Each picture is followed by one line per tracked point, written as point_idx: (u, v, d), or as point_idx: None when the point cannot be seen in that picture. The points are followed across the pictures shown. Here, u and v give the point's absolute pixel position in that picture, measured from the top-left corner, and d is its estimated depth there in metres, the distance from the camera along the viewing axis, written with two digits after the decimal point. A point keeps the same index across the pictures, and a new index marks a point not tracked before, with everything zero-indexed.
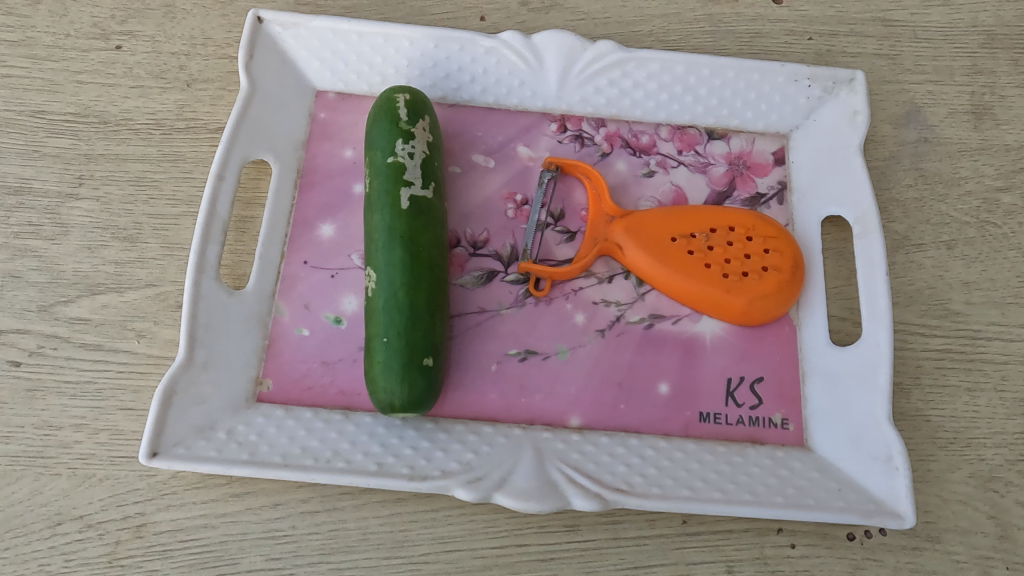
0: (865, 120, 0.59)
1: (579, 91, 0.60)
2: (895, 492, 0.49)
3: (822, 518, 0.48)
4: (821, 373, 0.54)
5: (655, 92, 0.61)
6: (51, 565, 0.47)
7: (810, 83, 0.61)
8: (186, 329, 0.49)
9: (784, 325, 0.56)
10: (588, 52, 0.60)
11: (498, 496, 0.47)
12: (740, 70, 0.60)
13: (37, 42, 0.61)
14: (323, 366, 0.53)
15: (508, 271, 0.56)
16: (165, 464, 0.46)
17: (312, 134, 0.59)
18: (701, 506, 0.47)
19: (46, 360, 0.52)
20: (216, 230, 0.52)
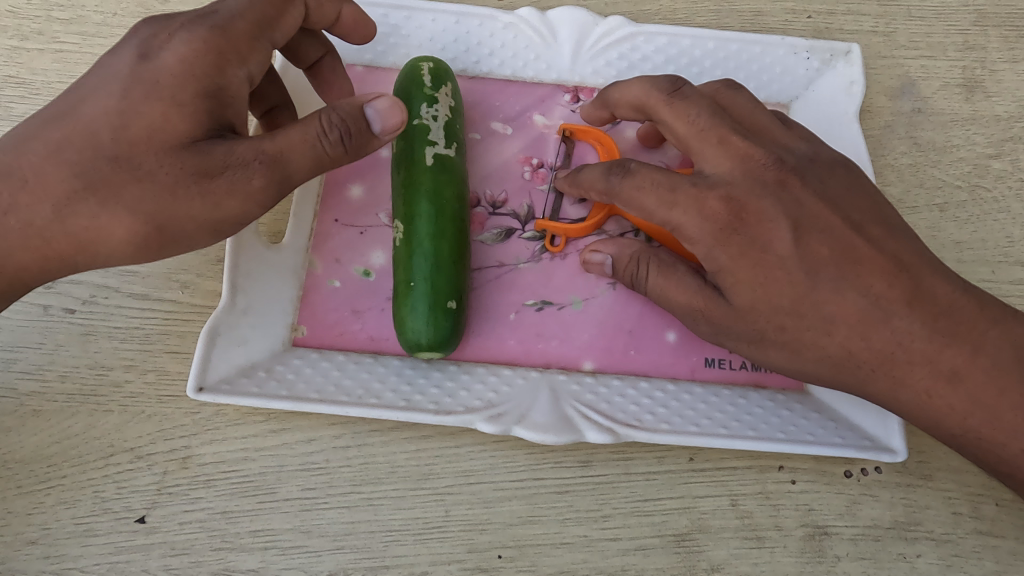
0: (861, 90, 0.63)
1: (591, 63, 0.64)
2: (887, 428, 0.53)
3: (819, 451, 0.52)
4: None
5: (662, 64, 0.65)
6: (105, 491, 0.51)
7: (809, 55, 0.65)
8: (229, 277, 0.54)
9: None
10: (599, 27, 0.65)
11: (517, 428, 0.51)
12: (742, 44, 0.65)
13: (86, 20, 0.66)
14: (354, 314, 0.56)
15: (525, 229, 0.60)
16: (211, 398, 0.51)
17: None
18: (706, 440, 0.51)
19: (98, 308, 0.56)
20: None
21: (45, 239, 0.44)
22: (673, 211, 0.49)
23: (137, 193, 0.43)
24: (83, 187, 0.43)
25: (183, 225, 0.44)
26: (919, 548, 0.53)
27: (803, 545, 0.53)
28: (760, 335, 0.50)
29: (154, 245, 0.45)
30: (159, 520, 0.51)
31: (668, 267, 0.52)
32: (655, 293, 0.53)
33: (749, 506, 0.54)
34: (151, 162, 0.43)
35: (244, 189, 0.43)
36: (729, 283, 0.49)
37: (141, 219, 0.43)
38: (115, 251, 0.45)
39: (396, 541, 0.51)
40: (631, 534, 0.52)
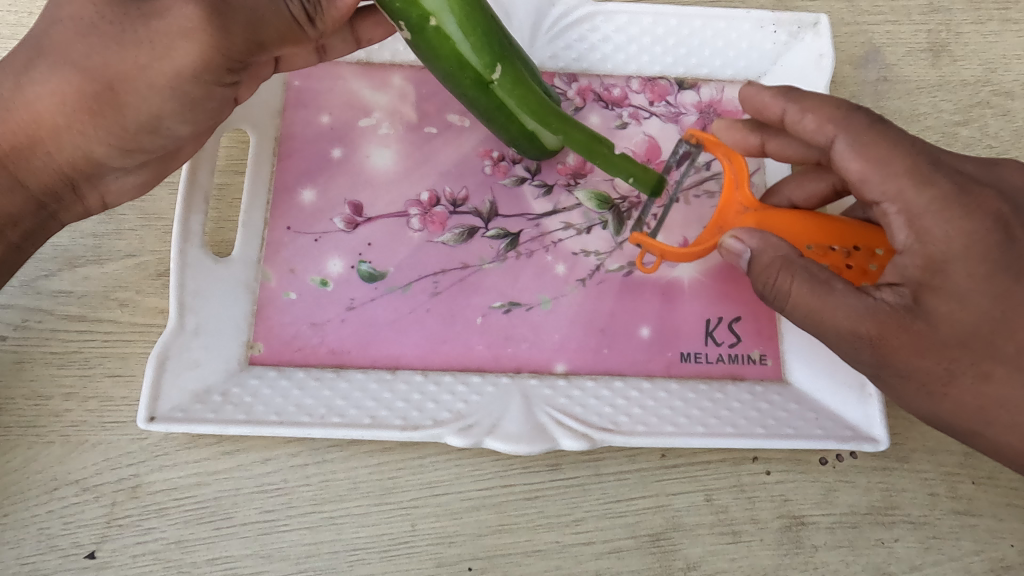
0: (831, 63, 0.60)
1: (549, 48, 0.61)
2: (867, 417, 0.52)
3: (800, 445, 0.51)
4: None
5: (624, 45, 0.62)
6: (50, 528, 0.48)
7: (775, 28, 0.62)
8: (175, 297, 0.51)
9: None
10: (557, 7, 0.61)
11: (488, 440, 0.49)
12: (706, 19, 0.62)
13: (0, 21, 0.61)
14: (313, 327, 0.54)
15: (488, 227, 0.58)
16: (164, 427, 0.49)
17: (287, 102, 0.59)
18: (683, 441, 0.50)
19: (31, 334, 0.53)
20: (199, 199, 0.53)
21: (10, 122, 0.45)
22: (919, 190, 0.42)
23: (76, 45, 0.43)
24: (35, 56, 0.44)
25: (133, 79, 0.43)
26: (897, 532, 0.52)
27: (780, 537, 0.52)
28: (943, 376, 0.43)
29: (119, 113, 0.45)
30: (110, 554, 0.48)
31: (824, 282, 0.43)
32: (807, 306, 0.44)
33: (724, 501, 0.52)
34: (78, 17, 0.43)
35: (179, 23, 0.42)
36: (929, 304, 0.42)
37: (90, 78, 0.43)
38: (93, 119, 0.45)
39: (362, 559, 0.49)
40: (605, 537, 0.51)
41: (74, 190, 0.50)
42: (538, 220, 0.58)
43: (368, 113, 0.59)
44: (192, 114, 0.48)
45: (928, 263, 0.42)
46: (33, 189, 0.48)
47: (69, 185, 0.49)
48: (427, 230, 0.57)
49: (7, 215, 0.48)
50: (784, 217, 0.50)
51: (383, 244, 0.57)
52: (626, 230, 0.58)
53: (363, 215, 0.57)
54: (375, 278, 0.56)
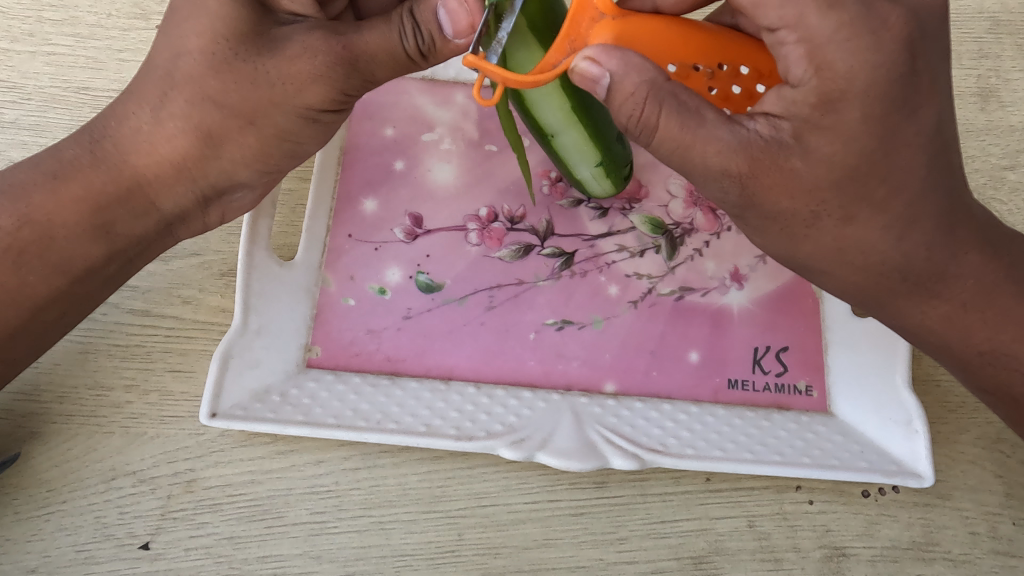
0: None
1: None
2: (915, 453, 0.52)
3: (847, 477, 0.51)
4: (841, 343, 0.57)
5: None
6: (106, 517, 0.49)
7: None
8: (241, 297, 0.53)
9: (807, 297, 0.59)
10: None
11: (541, 454, 0.50)
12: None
13: (80, 21, 0.63)
14: (370, 334, 0.55)
15: (544, 245, 0.59)
16: (225, 424, 0.49)
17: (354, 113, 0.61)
18: (733, 466, 0.51)
19: (97, 325, 0.54)
20: (269, 204, 0.56)
21: (149, 152, 0.46)
22: (821, 14, 0.37)
23: (211, 81, 0.43)
24: (167, 86, 0.44)
25: (274, 118, 0.44)
26: (936, 568, 0.52)
27: (821, 566, 0.52)
28: (807, 218, 0.42)
29: (255, 139, 0.45)
30: (163, 547, 0.49)
31: (693, 113, 0.38)
32: (674, 142, 0.39)
33: (766, 527, 0.53)
34: (207, 50, 0.42)
35: (309, 66, 0.42)
36: (809, 142, 0.39)
37: (229, 114, 0.44)
38: (231, 147, 0.46)
39: (408, 566, 0.50)
40: (648, 557, 0.51)
41: (201, 206, 0.51)
42: (592, 241, 0.59)
43: (431, 128, 0.61)
44: (316, 136, 0.48)
45: (823, 100, 0.38)
46: (165, 211, 0.50)
47: (200, 207, 0.51)
48: (485, 244, 0.59)
49: (134, 238, 0.50)
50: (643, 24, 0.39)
51: (441, 257, 0.58)
52: (678, 256, 0.59)
53: (422, 227, 0.59)
54: (432, 289, 0.57)
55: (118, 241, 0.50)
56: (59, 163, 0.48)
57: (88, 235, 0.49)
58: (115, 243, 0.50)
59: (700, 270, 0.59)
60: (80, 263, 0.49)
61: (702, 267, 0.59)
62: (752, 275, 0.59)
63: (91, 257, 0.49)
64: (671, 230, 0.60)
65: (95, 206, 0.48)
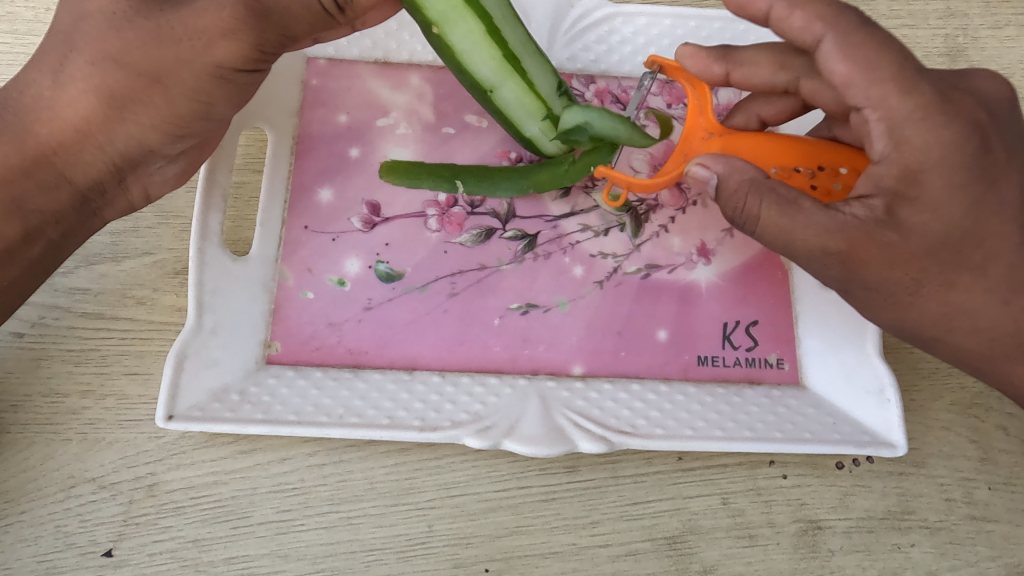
0: None
1: (568, 49, 0.61)
2: (888, 422, 0.51)
3: (819, 450, 0.50)
4: (812, 315, 0.56)
5: (643, 47, 0.62)
6: (67, 526, 0.48)
7: None
8: (194, 295, 0.51)
9: (776, 270, 0.58)
10: (576, 8, 0.61)
11: (507, 442, 0.49)
12: (725, 22, 0.62)
13: (17, 17, 0.61)
14: (330, 327, 0.54)
15: (506, 228, 0.58)
16: (182, 426, 0.48)
17: (306, 101, 0.59)
18: (704, 445, 0.50)
19: (49, 331, 0.53)
20: (217, 196, 0.54)
21: (53, 119, 0.47)
22: (901, 97, 0.41)
23: (111, 38, 0.44)
24: (69, 50, 0.46)
25: (183, 76, 0.45)
26: (913, 537, 0.52)
27: (797, 540, 0.52)
28: (909, 286, 0.44)
29: (162, 99, 0.46)
30: (127, 553, 0.48)
31: (793, 202, 0.42)
32: (775, 229, 0.42)
33: (741, 504, 0.52)
34: (109, 9, 0.44)
35: (214, 22, 0.43)
36: (903, 218, 0.42)
37: (129, 72, 0.45)
38: (139, 110, 0.47)
39: (378, 560, 0.49)
40: (622, 539, 0.51)
41: (117, 179, 0.51)
42: (555, 222, 0.58)
43: (386, 113, 0.59)
44: (231, 99, 0.49)
45: (904, 173, 0.42)
46: (78, 184, 0.50)
47: (116, 180, 0.51)
48: (445, 230, 0.57)
49: (49, 213, 0.50)
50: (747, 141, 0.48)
51: (401, 244, 0.57)
52: (643, 233, 0.58)
53: (380, 215, 0.57)
54: (393, 278, 0.56)
55: (32, 219, 0.49)
56: None
57: (1, 211, 0.48)
58: (29, 221, 0.49)
59: (667, 247, 0.58)
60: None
61: (668, 244, 0.58)
62: (719, 249, 0.58)
63: (7, 238, 0.49)
64: (635, 207, 0.59)
65: (5, 181, 0.48)
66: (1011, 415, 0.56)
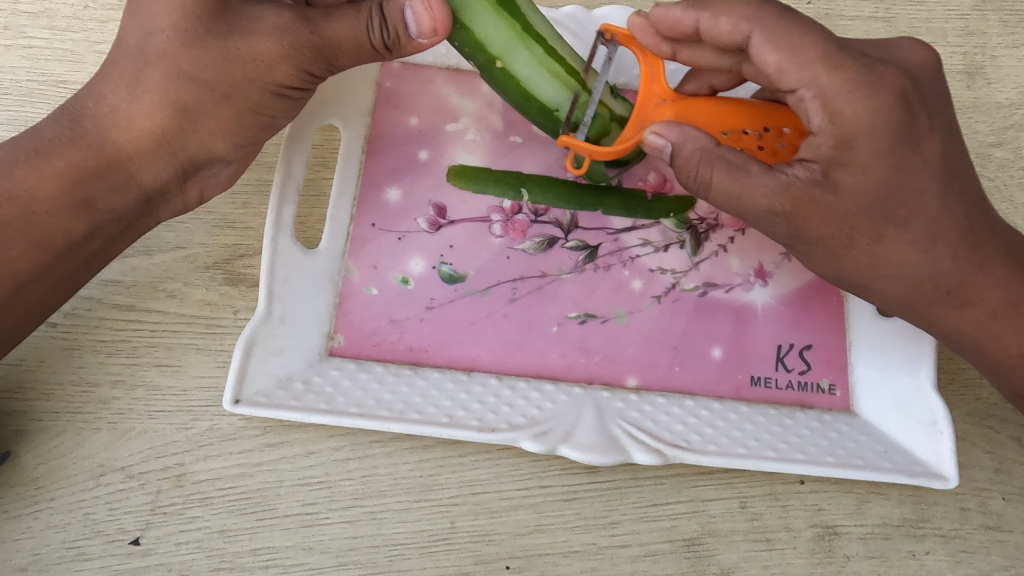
0: None
1: None
2: (938, 453, 0.52)
3: (871, 476, 0.51)
4: (867, 342, 0.57)
5: None
6: (96, 513, 0.49)
7: None
8: (265, 285, 0.52)
9: (832, 295, 0.58)
10: None
11: (563, 448, 0.50)
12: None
13: (56, 13, 0.62)
14: (391, 323, 0.55)
15: (568, 238, 0.59)
16: (248, 411, 0.49)
17: (379, 101, 0.60)
18: (756, 463, 0.51)
19: (81, 321, 0.54)
20: (291, 189, 0.55)
21: (126, 126, 0.51)
22: (834, 76, 0.44)
23: (185, 56, 0.48)
24: (142, 64, 0.49)
25: (248, 91, 0.49)
26: (927, 545, 0.53)
27: (813, 545, 0.52)
28: (843, 240, 0.48)
29: (231, 112, 0.50)
30: (154, 542, 0.49)
31: (742, 168, 0.46)
32: (724, 193, 0.47)
33: (758, 508, 0.53)
34: (180, 27, 0.47)
35: (275, 47, 0.47)
36: (838, 180, 0.46)
37: (201, 86, 0.49)
38: (209, 119, 0.51)
39: (401, 555, 0.50)
40: (641, 540, 0.51)
41: (180, 180, 0.54)
42: (616, 235, 0.59)
43: (456, 118, 0.61)
44: (289, 109, 0.53)
45: (841, 140, 0.45)
46: (146, 185, 0.53)
47: (179, 181, 0.54)
48: (508, 236, 0.58)
49: (115, 215, 0.52)
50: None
51: (465, 247, 0.58)
52: (703, 251, 0.59)
53: (446, 218, 0.58)
54: (455, 279, 0.57)
55: (99, 217, 0.52)
56: (38, 142, 0.51)
57: (71, 212, 0.51)
58: (96, 218, 0.52)
59: (725, 265, 0.59)
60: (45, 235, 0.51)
61: (727, 263, 0.59)
62: (776, 272, 0.59)
63: (71, 233, 0.51)
64: (696, 225, 0.59)
65: (74, 179, 0.51)
66: None
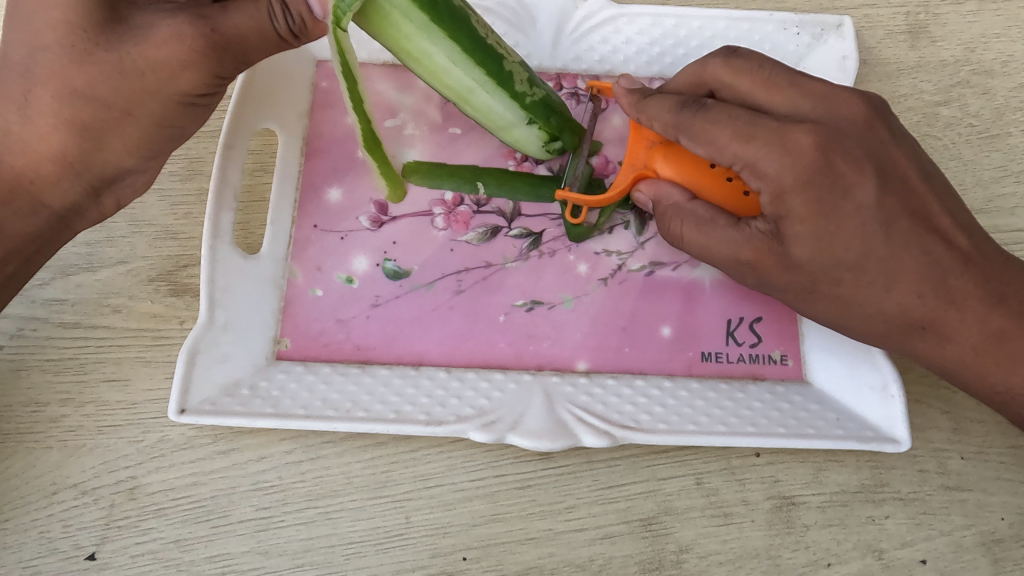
0: (855, 66, 0.62)
1: (573, 49, 0.62)
2: (891, 417, 0.52)
3: (822, 445, 0.51)
4: None
5: (645, 46, 0.63)
6: (50, 531, 0.49)
7: (799, 30, 0.63)
8: (206, 292, 0.52)
9: None
10: (581, 9, 0.62)
11: (511, 436, 0.50)
12: (703, 19, 0.63)
13: None
14: (338, 323, 0.55)
15: (511, 226, 0.58)
16: (194, 420, 0.49)
17: (316, 103, 0.61)
18: (705, 439, 0.50)
19: (27, 342, 0.54)
20: (229, 196, 0.55)
21: (23, 148, 0.49)
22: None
23: (77, 75, 0.46)
24: (28, 80, 0.47)
25: (151, 107, 0.48)
26: (887, 509, 0.52)
27: (771, 517, 0.52)
28: (805, 287, 0.49)
29: (135, 128, 0.49)
30: (110, 555, 0.49)
31: (707, 221, 0.49)
32: (694, 241, 0.51)
33: (715, 483, 0.53)
34: (66, 44, 0.45)
35: (175, 51, 0.46)
36: (792, 232, 0.47)
37: (89, 102, 0.47)
38: (113, 137, 0.49)
39: (357, 553, 0.50)
40: (597, 523, 0.51)
41: (90, 196, 0.53)
42: (560, 219, 0.59)
43: (393, 114, 0.61)
44: (196, 118, 0.52)
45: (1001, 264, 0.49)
46: (54, 207, 0.52)
47: (91, 196, 0.53)
48: (451, 229, 0.58)
49: (28, 235, 0.52)
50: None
51: (408, 242, 0.58)
52: (648, 230, 0.59)
53: (388, 214, 0.58)
54: (400, 275, 0.57)
55: (9, 241, 0.51)
56: None
57: None
58: (6, 240, 0.51)
59: (671, 244, 0.59)
60: None
61: None
62: None
63: None
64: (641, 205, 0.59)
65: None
66: None
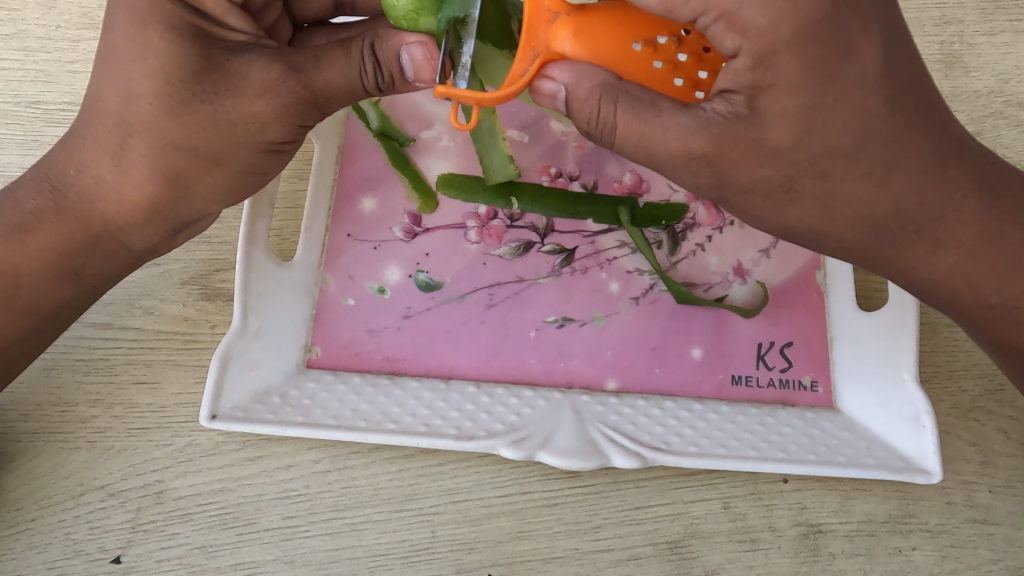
0: None
1: None
2: (922, 449, 0.52)
3: (854, 474, 0.51)
4: (848, 337, 0.57)
5: None
6: (76, 533, 0.49)
7: None
8: (240, 297, 0.52)
9: (811, 292, 0.58)
10: None
11: (542, 454, 0.50)
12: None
13: (28, 35, 0.62)
14: (369, 333, 0.55)
15: (544, 242, 0.59)
16: (224, 426, 0.50)
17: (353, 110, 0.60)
18: (737, 464, 0.51)
19: (58, 341, 0.54)
20: (265, 203, 0.55)
21: (115, 198, 0.47)
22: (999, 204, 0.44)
23: (171, 126, 0.43)
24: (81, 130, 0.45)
25: (239, 155, 0.45)
26: (914, 540, 0.52)
27: (798, 544, 0.52)
28: (783, 184, 0.40)
29: (223, 176, 0.46)
30: (135, 559, 0.49)
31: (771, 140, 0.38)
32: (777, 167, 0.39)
33: (742, 508, 0.53)
34: (160, 93, 0.42)
35: (268, 109, 0.43)
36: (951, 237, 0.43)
37: (163, 145, 0.44)
38: (200, 184, 0.46)
39: (382, 565, 0.50)
40: (624, 544, 0.51)
41: (169, 237, 0.51)
42: (592, 237, 0.59)
43: (429, 126, 0.61)
44: (280, 164, 0.49)
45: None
46: (135, 249, 0.50)
47: (168, 237, 0.51)
48: (484, 242, 0.58)
49: (104, 274, 0.51)
50: (601, 15, 0.38)
51: (440, 254, 0.58)
52: (680, 251, 0.59)
53: (421, 226, 0.58)
54: (432, 287, 0.57)
55: (88, 280, 0.50)
56: (23, 214, 0.48)
57: (58, 278, 0.49)
58: (83, 283, 0.50)
59: (703, 265, 0.59)
60: (48, 304, 0.50)
61: (705, 263, 0.59)
62: (755, 269, 0.59)
63: (57, 297, 0.50)
64: (674, 225, 0.60)
65: (63, 253, 0.48)
66: (1011, 418, 0.56)
